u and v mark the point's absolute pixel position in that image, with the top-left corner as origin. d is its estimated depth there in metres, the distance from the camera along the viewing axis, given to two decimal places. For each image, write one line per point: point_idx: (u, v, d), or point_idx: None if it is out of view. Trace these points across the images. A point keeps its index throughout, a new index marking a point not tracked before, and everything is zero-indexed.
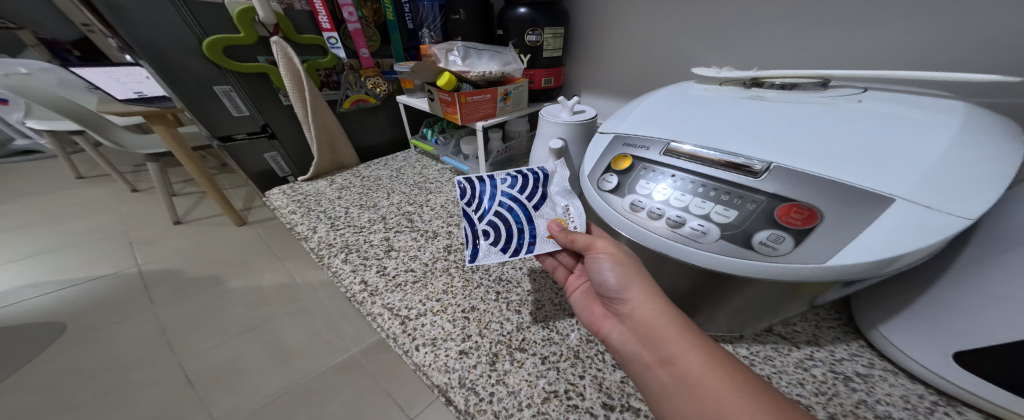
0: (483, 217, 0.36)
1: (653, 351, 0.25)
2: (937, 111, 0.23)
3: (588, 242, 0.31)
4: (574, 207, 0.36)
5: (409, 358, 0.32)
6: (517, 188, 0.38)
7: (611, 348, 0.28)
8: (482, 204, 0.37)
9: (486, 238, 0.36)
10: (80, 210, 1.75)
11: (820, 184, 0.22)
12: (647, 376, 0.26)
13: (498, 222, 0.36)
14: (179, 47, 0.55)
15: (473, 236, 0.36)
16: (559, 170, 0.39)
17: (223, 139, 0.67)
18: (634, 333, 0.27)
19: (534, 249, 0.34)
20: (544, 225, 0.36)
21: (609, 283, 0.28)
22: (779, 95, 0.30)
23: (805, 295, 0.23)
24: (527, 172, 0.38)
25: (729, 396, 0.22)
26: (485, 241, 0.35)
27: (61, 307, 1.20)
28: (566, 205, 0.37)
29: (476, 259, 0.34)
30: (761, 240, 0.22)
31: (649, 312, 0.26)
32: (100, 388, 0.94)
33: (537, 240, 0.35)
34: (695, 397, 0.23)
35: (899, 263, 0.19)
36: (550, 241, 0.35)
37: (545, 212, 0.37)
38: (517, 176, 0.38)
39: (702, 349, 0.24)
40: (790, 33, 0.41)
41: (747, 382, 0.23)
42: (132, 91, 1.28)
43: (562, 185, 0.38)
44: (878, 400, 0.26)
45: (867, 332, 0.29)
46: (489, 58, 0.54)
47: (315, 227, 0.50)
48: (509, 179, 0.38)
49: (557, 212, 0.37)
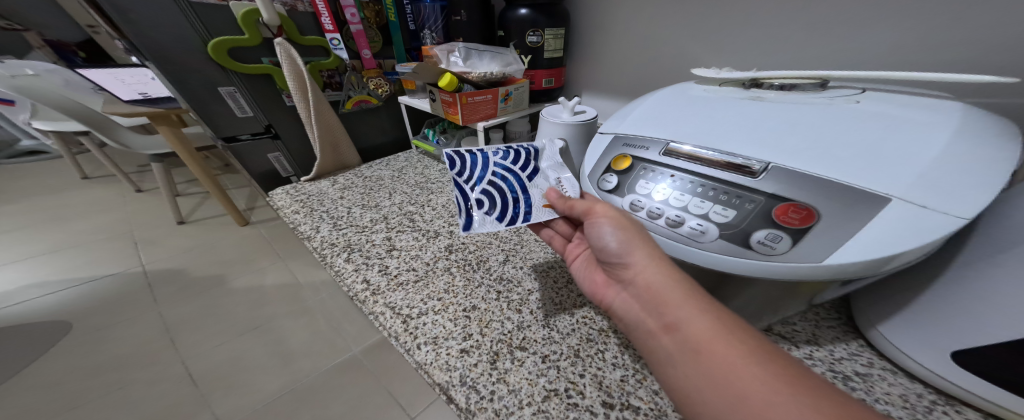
0: (476, 186, 0.36)
1: (655, 316, 0.25)
2: (935, 111, 0.23)
3: (588, 207, 0.30)
4: (567, 178, 0.36)
5: (411, 357, 0.32)
6: (509, 160, 0.38)
7: (614, 315, 0.29)
8: (475, 174, 0.37)
9: (480, 207, 0.35)
10: (86, 210, 1.76)
11: (818, 184, 0.22)
12: (650, 341, 0.26)
13: (491, 188, 0.36)
14: (185, 49, 0.55)
15: (466, 205, 0.35)
16: (548, 147, 0.40)
17: (227, 140, 0.67)
18: (636, 298, 0.27)
19: (530, 218, 0.34)
20: (538, 196, 0.36)
21: (611, 247, 0.28)
22: (778, 95, 0.30)
23: (803, 294, 0.23)
24: (518, 148, 0.39)
25: (735, 360, 0.21)
26: (480, 210, 0.35)
27: (67, 306, 1.22)
28: (558, 179, 0.37)
29: (471, 227, 0.33)
30: (759, 239, 0.23)
31: (651, 277, 0.26)
32: (104, 386, 0.95)
33: (532, 210, 0.35)
34: (697, 360, 0.23)
35: (897, 262, 0.19)
36: (545, 210, 0.35)
37: (538, 183, 0.37)
38: (509, 148, 0.39)
39: (707, 314, 0.24)
40: (791, 33, 0.41)
41: (754, 346, 0.22)
42: (137, 92, 1.30)
43: (552, 159, 0.39)
44: (876, 399, 0.26)
45: (867, 332, 0.29)
46: (491, 59, 0.55)
47: (317, 227, 0.50)
48: (500, 152, 0.38)
49: (549, 184, 0.37)
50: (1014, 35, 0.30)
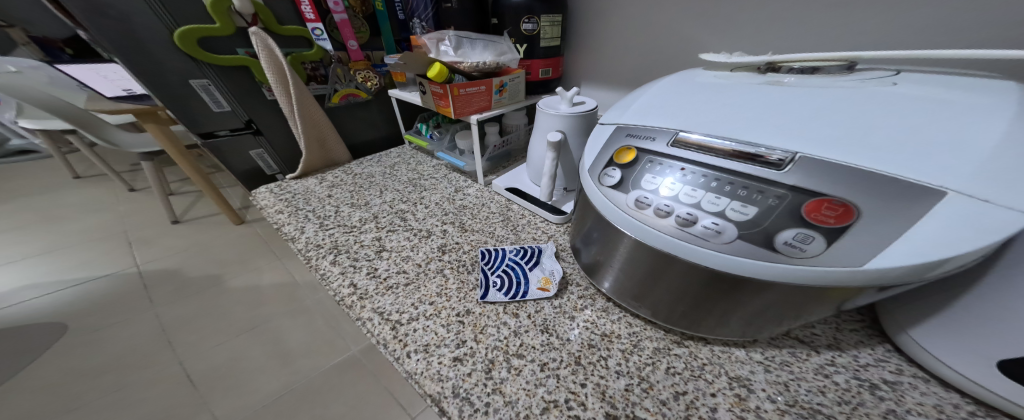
0: (495, 270, 0.39)
1: None
2: (986, 92, 0.20)
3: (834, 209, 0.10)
4: (559, 270, 0.38)
5: (400, 366, 0.30)
6: (520, 255, 0.41)
7: None
8: (494, 264, 0.40)
9: (496, 286, 0.36)
10: (78, 210, 1.73)
11: (853, 177, 0.19)
12: None
13: (504, 275, 0.38)
14: (153, 39, 0.52)
15: (486, 282, 0.37)
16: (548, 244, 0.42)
17: (205, 135, 0.65)
18: None
19: (527, 295, 0.35)
20: (535, 280, 0.37)
21: None
22: (799, 80, 0.27)
23: (832, 300, 0.21)
24: (527, 246, 0.42)
25: None
26: (496, 288, 0.36)
27: (62, 308, 1.19)
28: (553, 270, 0.38)
29: (487, 296, 0.35)
30: (786, 240, 0.20)
31: None
32: (101, 389, 0.93)
33: (528, 290, 0.36)
34: None
35: (945, 267, 0.17)
36: (539, 291, 0.36)
37: (536, 273, 0.38)
38: (518, 247, 0.42)
39: None
40: (808, 15, 0.38)
41: None
42: (122, 89, 1.25)
43: (551, 254, 0.40)
44: (908, 410, 0.24)
45: (895, 336, 0.27)
46: (483, 48, 0.52)
47: (302, 228, 0.47)
48: (515, 249, 0.42)
49: (545, 272, 0.38)
50: None
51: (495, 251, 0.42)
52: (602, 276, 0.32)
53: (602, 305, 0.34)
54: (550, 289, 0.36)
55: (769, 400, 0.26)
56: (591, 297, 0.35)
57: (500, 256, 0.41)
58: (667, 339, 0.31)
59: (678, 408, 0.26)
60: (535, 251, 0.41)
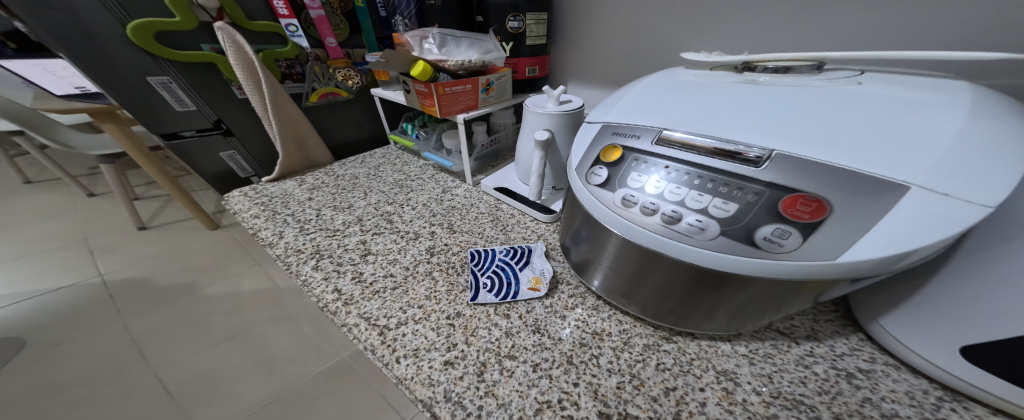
0: (485, 271, 0.38)
1: None
2: (942, 91, 0.22)
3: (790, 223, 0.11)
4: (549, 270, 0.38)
5: (388, 372, 0.29)
6: (510, 255, 0.40)
7: None
8: (484, 264, 0.39)
9: (486, 288, 0.36)
10: (31, 218, 1.60)
11: (827, 173, 0.20)
12: None
13: (494, 276, 0.38)
14: (106, 33, 0.49)
15: (475, 284, 0.37)
16: (538, 243, 0.42)
17: (169, 137, 0.61)
18: None
19: (518, 295, 0.35)
20: (526, 279, 0.37)
21: None
22: (773, 79, 0.28)
23: (809, 292, 0.22)
24: (517, 246, 0.42)
25: None
26: (485, 289, 0.36)
27: (17, 323, 1.10)
28: (543, 269, 0.38)
29: (477, 298, 0.35)
30: (765, 235, 0.21)
31: None
32: (66, 406, 0.87)
33: (519, 290, 0.36)
34: None
35: (909, 259, 0.18)
36: (529, 291, 0.36)
37: (526, 272, 0.38)
38: (508, 247, 0.42)
39: None
40: (783, 17, 0.40)
41: None
42: (75, 87, 1.16)
43: (540, 254, 0.41)
44: (883, 397, 0.25)
45: (867, 325, 0.28)
46: (468, 46, 0.50)
47: (281, 233, 0.46)
48: (504, 249, 0.41)
49: (536, 272, 0.38)
50: (993, 20, 0.31)
51: (485, 252, 0.41)
52: (591, 275, 0.32)
53: (592, 303, 0.35)
54: (541, 288, 0.36)
55: (755, 393, 0.26)
56: (581, 295, 0.36)
57: (489, 257, 0.41)
58: (656, 335, 0.31)
59: (669, 404, 0.26)
60: (525, 251, 0.41)
